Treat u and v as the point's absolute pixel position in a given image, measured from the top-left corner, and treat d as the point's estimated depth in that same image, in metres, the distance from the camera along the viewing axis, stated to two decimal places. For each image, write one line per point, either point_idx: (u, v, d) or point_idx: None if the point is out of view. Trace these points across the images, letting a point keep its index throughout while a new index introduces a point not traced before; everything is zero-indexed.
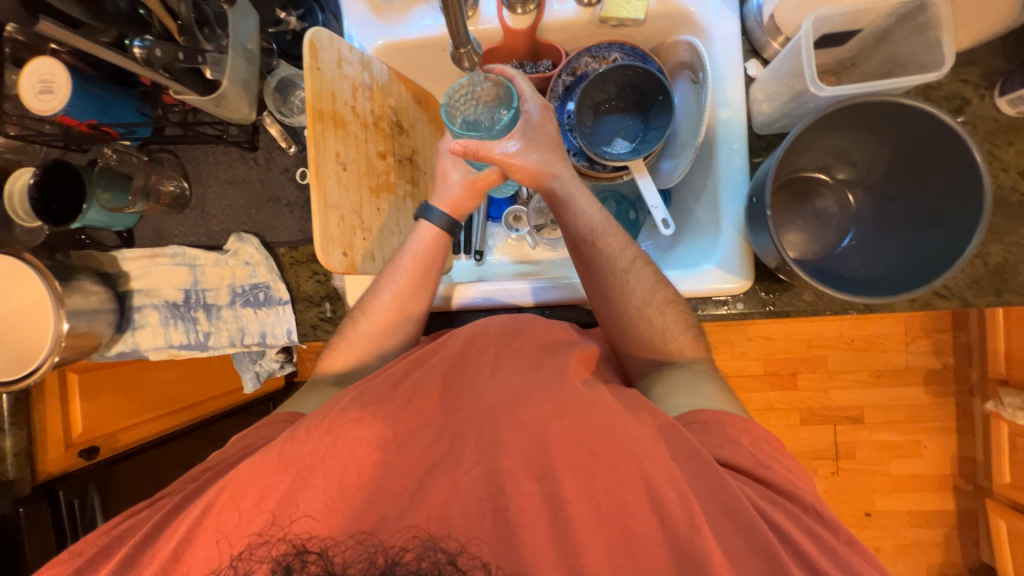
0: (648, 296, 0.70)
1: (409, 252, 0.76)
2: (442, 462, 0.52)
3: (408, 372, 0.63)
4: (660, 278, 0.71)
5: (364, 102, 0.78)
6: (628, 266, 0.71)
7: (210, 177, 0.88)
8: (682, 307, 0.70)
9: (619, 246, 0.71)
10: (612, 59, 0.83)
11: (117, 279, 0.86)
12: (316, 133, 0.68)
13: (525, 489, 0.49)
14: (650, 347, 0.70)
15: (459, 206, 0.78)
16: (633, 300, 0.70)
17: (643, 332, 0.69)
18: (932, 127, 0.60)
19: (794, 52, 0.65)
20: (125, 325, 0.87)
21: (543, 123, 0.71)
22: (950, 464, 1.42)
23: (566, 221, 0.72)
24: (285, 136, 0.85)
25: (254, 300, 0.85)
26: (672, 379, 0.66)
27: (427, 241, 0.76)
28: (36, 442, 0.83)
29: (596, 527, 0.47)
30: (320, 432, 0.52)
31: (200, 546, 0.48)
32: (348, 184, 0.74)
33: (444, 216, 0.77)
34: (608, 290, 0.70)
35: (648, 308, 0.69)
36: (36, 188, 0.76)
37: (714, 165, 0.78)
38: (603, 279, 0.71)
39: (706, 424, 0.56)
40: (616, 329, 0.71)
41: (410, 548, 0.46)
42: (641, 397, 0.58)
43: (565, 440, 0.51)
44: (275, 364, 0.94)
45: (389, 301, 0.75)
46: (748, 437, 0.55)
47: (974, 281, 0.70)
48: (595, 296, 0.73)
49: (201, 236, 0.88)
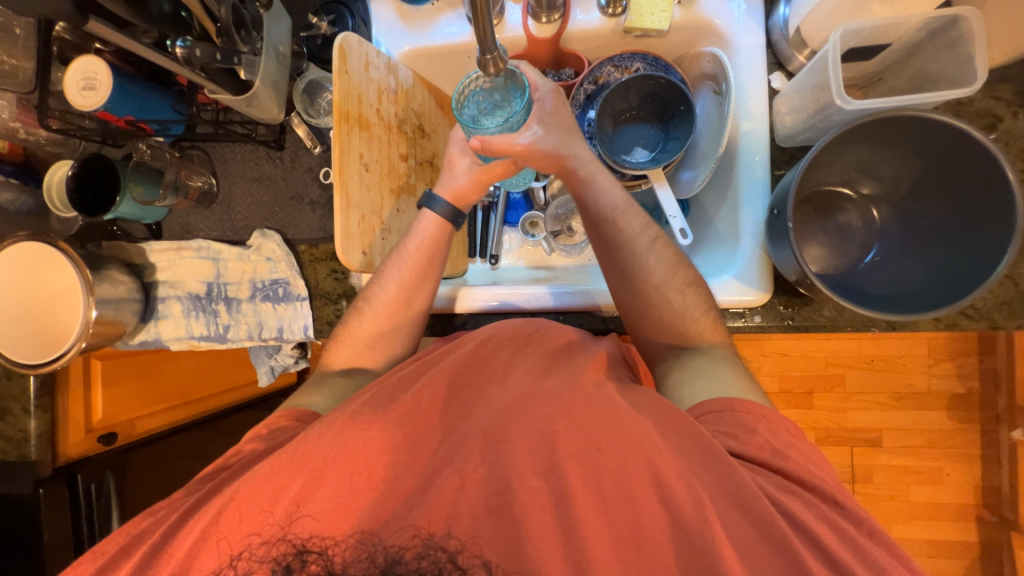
0: (668, 277, 0.69)
1: (413, 241, 0.77)
2: (450, 457, 0.52)
3: (422, 370, 0.64)
4: (681, 260, 0.71)
5: (389, 105, 0.79)
6: (648, 246, 0.71)
7: (236, 174, 0.90)
8: (702, 290, 0.69)
9: (640, 225, 0.72)
10: (634, 69, 0.83)
11: (143, 270, 0.89)
12: (341, 134, 0.70)
13: (531, 484, 0.49)
14: (670, 331, 0.69)
15: (462, 196, 0.78)
16: (653, 281, 0.69)
17: (663, 315, 0.69)
18: (962, 143, 0.59)
19: (820, 66, 0.65)
20: (149, 314, 0.89)
21: (557, 108, 0.71)
22: (974, 494, 1.37)
23: (589, 202, 0.73)
24: (310, 136, 0.86)
25: (273, 295, 0.87)
26: (689, 368, 0.64)
27: (430, 232, 0.77)
28: (58, 426, 0.86)
29: (602, 523, 0.47)
30: (333, 433, 0.53)
31: (215, 539, 0.50)
32: (369, 185, 0.75)
33: (446, 206, 0.77)
34: (627, 271, 0.70)
35: (667, 288, 0.69)
36: (73, 180, 0.80)
37: (735, 175, 0.77)
38: (624, 258, 0.71)
39: (720, 424, 0.55)
40: (635, 313, 0.71)
41: (410, 547, 0.46)
42: (651, 396, 0.57)
43: (575, 438, 0.51)
44: (290, 359, 0.96)
45: (393, 292, 0.76)
46: (765, 430, 0.53)
47: (1003, 302, 0.69)
48: (616, 280, 0.72)
49: (225, 231, 0.90)
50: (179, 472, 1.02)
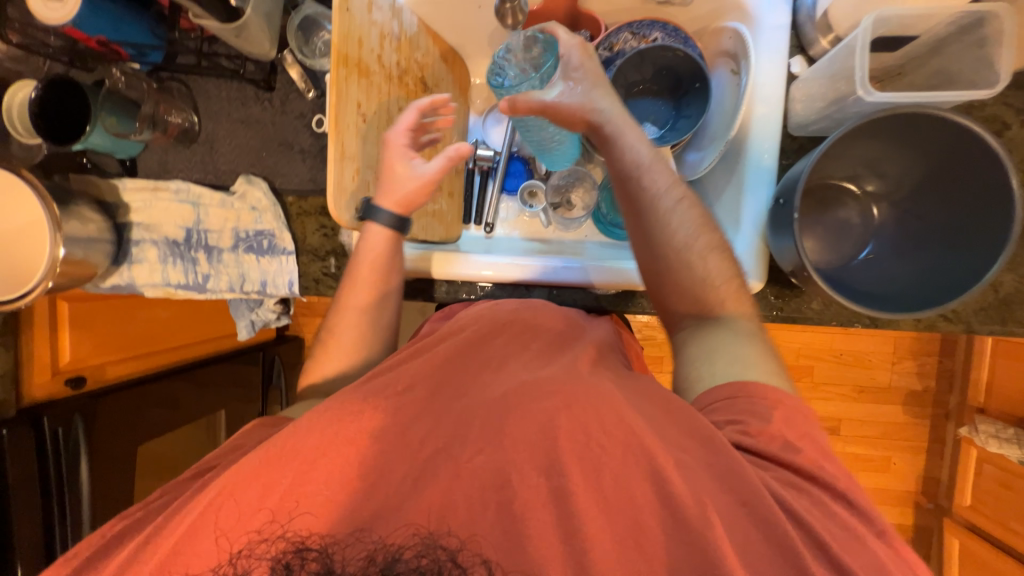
0: (692, 241, 0.66)
1: (363, 257, 0.74)
2: (452, 446, 0.52)
3: (412, 355, 0.64)
4: (706, 223, 0.67)
5: (391, 53, 0.74)
6: (673, 206, 0.67)
7: (221, 114, 0.84)
8: (727, 257, 0.66)
9: (666, 183, 0.67)
10: (652, 39, 0.79)
11: (117, 209, 0.83)
12: (339, 79, 0.65)
13: (531, 482, 0.49)
14: (691, 298, 0.66)
15: (409, 203, 0.73)
16: (675, 244, 0.66)
17: (684, 281, 0.66)
18: (971, 146, 0.59)
19: (846, 53, 0.63)
20: (122, 257, 0.84)
21: (583, 63, 0.68)
22: (915, 482, 1.49)
23: (618, 154, 0.67)
24: (304, 79, 0.81)
25: (257, 247, 0.83)
26: (708, 343, 0.63)
27: (379, 245, 0.73)
28: (21, 367, 0.82)
29: (602, 520, 0.47)
30: (322, 425, 0.52)
31: (203, 532, 0.48)
32: (366, 137, 0.72)
33: (390, 216, 0.72)
34: (651, 233, 0.67)
35: (693, 251, 0.65)
36: (38, 104, 0.72)
37: (742, 162, 0.76)
38: (647, 219, 0.67)
39: (734, 410, 0.55)
40: (654, 277, 0.68)
41: (411, 545, 0.46)
42: (652, 387, 0.59)
43: (576, 430, 0.51)
44: (272, 314, 0.92)
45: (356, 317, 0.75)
46: (779, 417, 0.53)
47: (981, 308, 0.71)
48: (637, 240, 0.69)
49: (207, 174, 0.85)
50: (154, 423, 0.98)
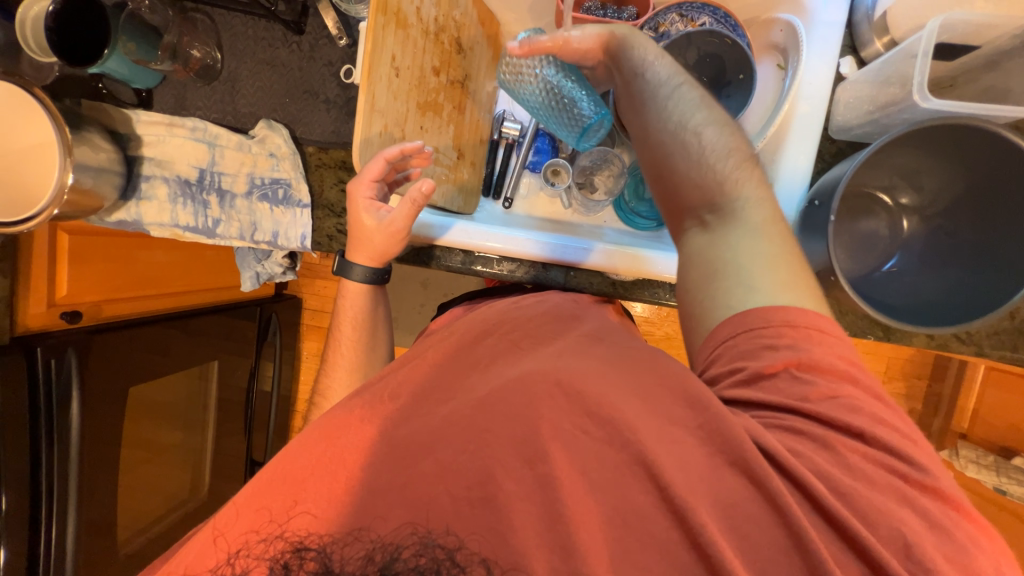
0: (698, 118, 0.56)
1: (340, 310, 0.81)
2: (465, 427, 0.48)
3: (401, 364, 0.62)
4: (714, 104, 0.58)
5: (431, 7, 0.71)
6: (677, 86, 0.57)
7: (245, 52, 0.81)
8: (736, 136, 0.56)
9: (667, 63, 0.58)
10: (699, 23, 0.77)
11: (128, 141, 0.79)
12: (376, 27, 0.63)
13: (523, 480, 0.45)
14: (698, 182, 0.54)
15: (382, 254, 0.75)
16: (679, 122, 0.55)
17: (691, 163, 0.55)
18: (1019, 163, 0.58)
19: (905, 56, 0.60)
20: (130, 193, 0.80)
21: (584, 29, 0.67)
22: None
23: (625, 53, 0.60)
24: (338, 25, 0.78)
25: (272, 196, 0.81)
26: (708, 263, 0.53)
27: (353, 296, 0.80)
28: (18, 295, 0.79)
29: (600, 530, 0.44)
30: (311, 444, 0.51)
31: (201, 542, 0.48)
32: (397, 93, 0.69)
33: (362, 269, 0.77)
34: (653, 132, 0.57)
35: (700, 129, 0.55)
36: (54, 19, 0.68)
37: (777, 159, 0.73)
38: (644, 100, 0.58)
39: (735, 355, 0.50)
40: (656, 166, 0.57)
41: (408, 544, 0.44)
42: (643, 360, 0.54)
43: (596, 418, 0.47)
44: (278, 268, 0.91)
45: (342, 372, 0.80)
46: (779, 353, 0.48)
47: (995, 333, 0.71)
48: (636, 130, 0.59)
49: (225, 114, 0.81)
50: (145, 369, 0.95)
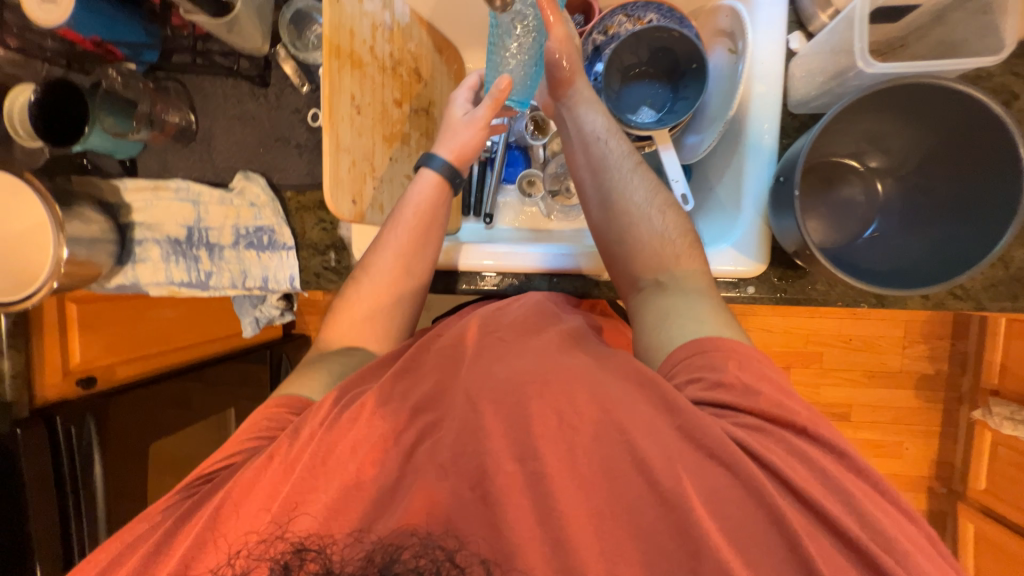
0: (648, 198, 0.67)
1: (409, 205, 0.71)
2: (455, 433, 0.49)
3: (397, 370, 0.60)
4: (662, 183, 0.69)
5: (383, 43, 0.74)
6: (633, 168, 0.68)
7: (218, 111, 0.85)
8: (682, 213, 0.67)
9: (624, 148, 0.69)
10: (647, 20, 0.78)
11: (118, 210, 0.83)
12: (331, 70, 0.65)
13: (507, 469, 0.46)
14: (648, 254, 0.65)
15: (465, 153, 0.74)
16: (634, 202, 0.66)
17: (643, 237, 0.65)
18: (977, 114, 0.58)
19: (846, 24, 0.61)
20: (126, 257, 0.84)
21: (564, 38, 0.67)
22: (929, 466, 1.51)
23: (589, 138, 0.70)
24: (298, 73, 0.82)
25: (257, 243, 0.83)
26: (659, 309, 0.60)
27: (428, 193, 0.72)
28: (32, 366, 0.82)
29: (592, 517, 0.44)
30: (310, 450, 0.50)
31: (214, 552, 0.47)
32: (361, 129, 0.72)
33: (446, 164, 0.73)
34: (614, 208, 0.67)
35: (649, 210, 0.66)
36: (38, 108, 0.73)
37: (741, 142, 0.74)
38: (605, 179, 0.68)
39: (694, 367, 0.52)
40: (614, 236, 0.67)
41: (408, 545, 0.44)
42: (626, 358, 0.55)
43: (577, 410, 0.48)
44: (275, 310, 0.93)
45: (390, 262, 0.70)
46: (731, 366, 0.50)
47: (991, 284, 0.70)
48: (597, 204, 0.69)
49: (206, 171, 0.85)
50: (161, 423, 0.98)
